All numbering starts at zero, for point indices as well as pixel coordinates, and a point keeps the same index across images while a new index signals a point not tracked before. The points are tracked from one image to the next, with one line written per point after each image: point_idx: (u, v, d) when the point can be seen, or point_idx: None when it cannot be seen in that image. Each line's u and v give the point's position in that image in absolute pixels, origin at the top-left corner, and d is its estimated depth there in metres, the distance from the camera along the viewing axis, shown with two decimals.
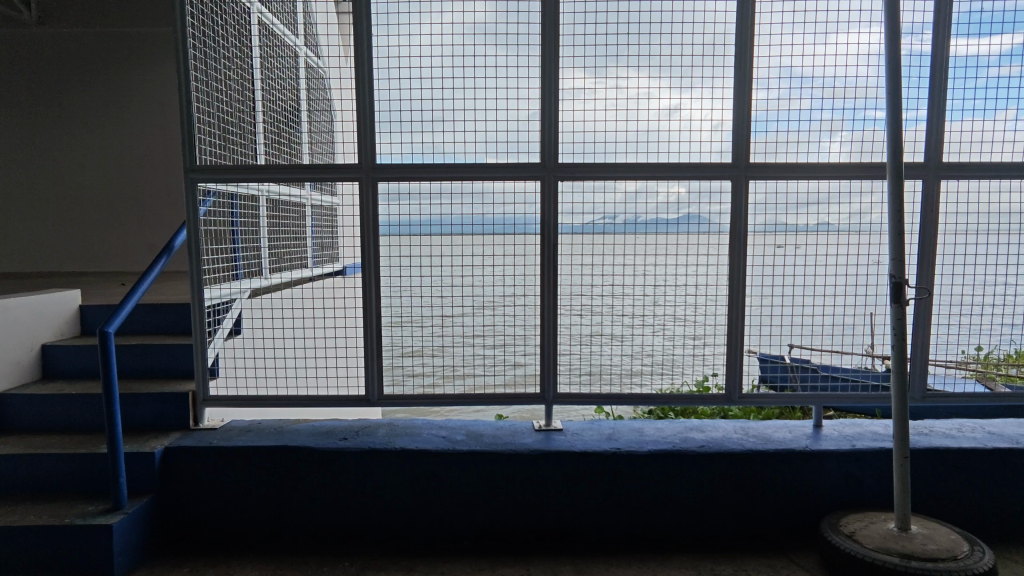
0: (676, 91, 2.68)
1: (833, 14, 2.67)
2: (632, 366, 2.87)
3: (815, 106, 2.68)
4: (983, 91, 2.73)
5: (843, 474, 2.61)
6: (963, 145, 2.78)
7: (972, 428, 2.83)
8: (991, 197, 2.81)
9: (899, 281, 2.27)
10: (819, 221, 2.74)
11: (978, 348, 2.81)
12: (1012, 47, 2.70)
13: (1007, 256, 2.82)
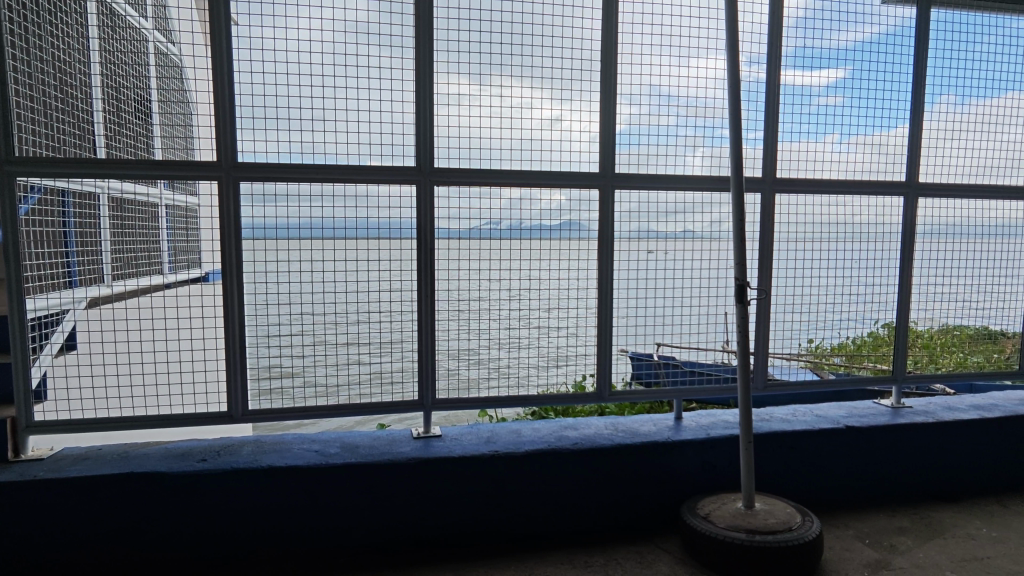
0: (557, 103, 2.80)
1: (688, 38, 2.91)
2: (510, 370, 2.92)
3: (679, 123, 2.91)
4: (811, 117, 3.14)
5: (699, 462, 2.84)
6: (795, 163, 3.18)
7: (804, 413, 3.21)
8: (818, 210, 3.22)
9: (743, 284, 2.53)
10: (684, 229, 2.98)
11: (811, 342, 3.20)
12: (832, 81, 3.12)
13: (835, 260, 3.22)
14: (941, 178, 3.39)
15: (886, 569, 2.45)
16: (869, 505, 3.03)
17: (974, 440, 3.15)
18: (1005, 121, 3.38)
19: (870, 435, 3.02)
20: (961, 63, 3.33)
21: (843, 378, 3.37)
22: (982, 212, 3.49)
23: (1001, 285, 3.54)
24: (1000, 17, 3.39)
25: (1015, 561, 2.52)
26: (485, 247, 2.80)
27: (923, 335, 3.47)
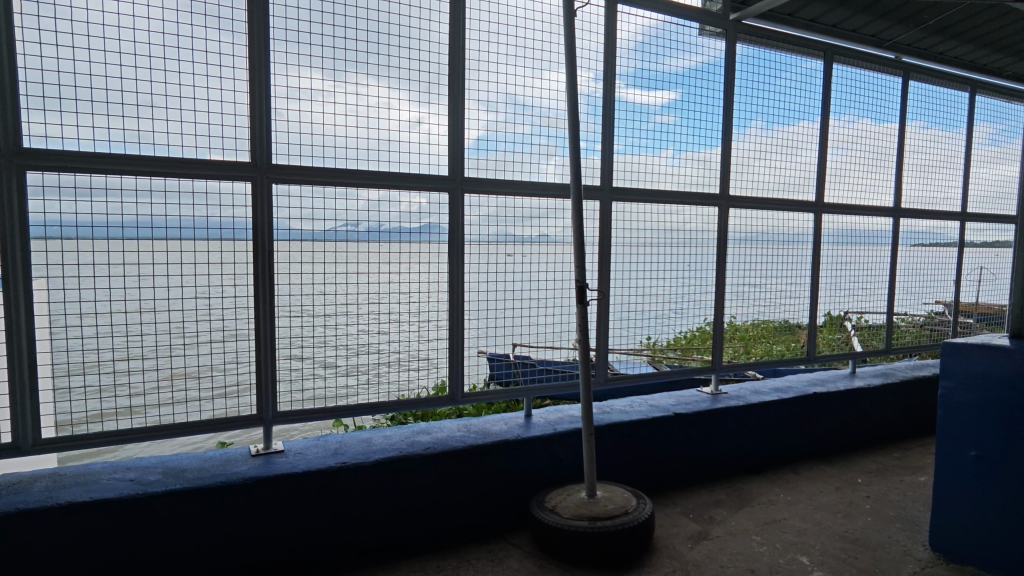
0: (417, 105, 2.79)
1: (535, 52, 3.04)
2: (359, 378, 2.77)
3: (534, 131, 3.05)
4: (653, 134, 3.46)
5: (547, 456, 2.97)
6: (638, 175, 3.47)
7: (640, 404, 3.50)
8: (656, 218, 3.54)
9: (582, 285, 2.67)
10: (540, 233, 3.10)
11: (649, 338, 3.53)
12: (666, 102, 3.47)
13: (661, 264, 3.55)
14: (746, 191, 3.88)
15: (706, 539, 2.75)
16: (694, 483, 3.38)
17: (774, 418, 3.65)
18: (795, 146, 4.05)
19: (694, 420, 3.37)
20: (761, 93, 3.84)
21: (675, 369, 3.77)
22: (778, 223, 4.05)
23: (795, 284, 4.14)
24: (791, 56, 3.96)
25: (804, 519, 2.96)
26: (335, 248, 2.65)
27: (739, 328, 3.95)
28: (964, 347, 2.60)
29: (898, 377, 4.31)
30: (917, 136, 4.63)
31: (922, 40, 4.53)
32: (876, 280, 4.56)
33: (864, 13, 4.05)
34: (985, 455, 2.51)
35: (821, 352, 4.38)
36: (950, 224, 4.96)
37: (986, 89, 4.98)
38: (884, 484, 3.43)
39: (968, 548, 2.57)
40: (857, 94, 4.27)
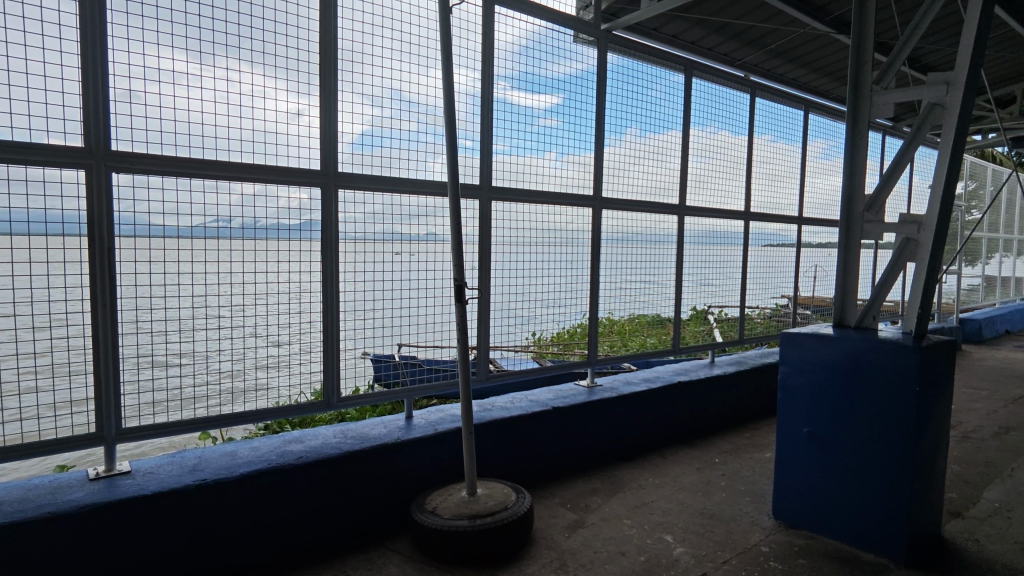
0: (298, 96, 2.69)
1: (419, 48, 2.99)
2: (223, 386, 2.55)
3: (420, 129, 3.03)
4: (538, 136, 3.56)
5: (428, 457, 2.94)
6: (525, 176, 3.55)
7: (520, 399, 3.57)
8: (539, 219, 3.64)
9: (460, 284, 2.65)
10: (429, 231, 3.07)
11: (535, 334, 3.65)
12: (548, 105, 3.57)
13: (539, 263, 3.64)
14: (618, 194, 4.08)
15: (582, 526, 2.86)
16: (571, 473, 3.51)
17: (644, 407, 3.90)
18: (662, 153, 4.35)
19: (572, 413, 3.50)
20: (633, 102, 4.07)
21: (559, 363, 3.82)
22: (647, 223, 4.29)
23: (662, 281, 4.45)
24: (659, 69, 4.23)
25: (669, 500, 3.18)
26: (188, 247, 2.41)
27: (618, 322, 4.17)
28: (798, 336, 2.95)
29: (749, 365, 4.78)
30: (763, 148, 5.16)
31: (765, 61, 5.08)
32: (732, 277, 5.02)
33: (717, 34, 4.48)
34: (815, 430, 2.86)
35: (686, 343, 4.73)
36: (791, 227, 5.58)
37: (818, 109, 5.66)
38: (737, 461, 3.79)
39: (802, 514, 2.91)
40: (715, 107, 4.67)
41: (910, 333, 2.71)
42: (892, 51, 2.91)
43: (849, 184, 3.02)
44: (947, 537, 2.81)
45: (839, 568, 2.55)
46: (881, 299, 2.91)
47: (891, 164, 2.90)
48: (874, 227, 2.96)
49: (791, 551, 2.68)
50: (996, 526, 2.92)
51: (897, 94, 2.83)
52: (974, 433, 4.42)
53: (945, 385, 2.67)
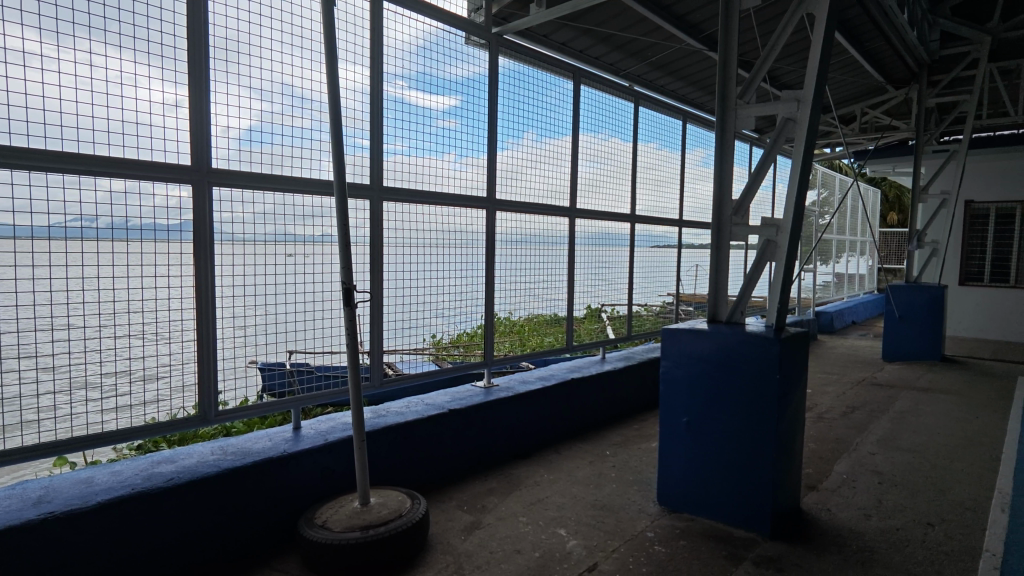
0: (170, 85, 2.47)
1: (307, 40, 2.84)
2: (78, 403, 2.28)
3: (314, 127, 2.89)
4: (437, 138, 3.56)
5: (318, 468, 2.81)
6: (421, 177, 3.51)
7: (416, 404, 3.51)
8: (433, 220, 3.60)
9: (349, 287, 2.54)
10: (324, 233, 2.96)
11: (435, 336, 3.61)
12: (446, 107, 3.57)
13: (433, 264, 3.58)
14: (511, 196, 4.11)
15: (479, 528, 2.87)
16: (468, 475, 3.50)
17: (538, 405, 3.99)
18: (555, 157, 4.46)
19: (468, 415, 3.51)
20: (525, 107, 4.15)
21: (459, 365, 3.81)
22: (538, 224, 4.37)
23: (556, 281, 4.58)
24: (551, 77, 4.34)
25: (563, 494, 3.27)
26: (29, 249, 2.12)
27: (517, 322, 4.26)
28: (677, 332, 3.14)
29: (636, 360, 5.04)
30: (647, 155, 5.46)
31: (647, 73, 5.37)
32: (620, 277, 5.26)
33: (603, 44, 4.65)
34: (693, 419, 3.07)
35: (581, 340, 4.90)
36: (674, 229, 5.94)
37: (695, 119, 6.09)
38: (626, 453, 3.98)
39: (684, 498, 3.11)
40: (602, 115, 4.88)
41: (771, 325, 3.00)
42: (753, 67, 3.17)
43: (719, 189, 3.27)
44: (804, 508, 3.13)
45: (715, 545, 2.75)
46: (748, 295, 3.17)
47: (754, 171, 3.17)
48: (740, 228, 3.22)
49: (674, 534, 2.86)
50: (844, 495, 3.29)
51: (758, 108, 3.10)
52: (826, 413, 4.97)
53: (801, 372, 2.97)
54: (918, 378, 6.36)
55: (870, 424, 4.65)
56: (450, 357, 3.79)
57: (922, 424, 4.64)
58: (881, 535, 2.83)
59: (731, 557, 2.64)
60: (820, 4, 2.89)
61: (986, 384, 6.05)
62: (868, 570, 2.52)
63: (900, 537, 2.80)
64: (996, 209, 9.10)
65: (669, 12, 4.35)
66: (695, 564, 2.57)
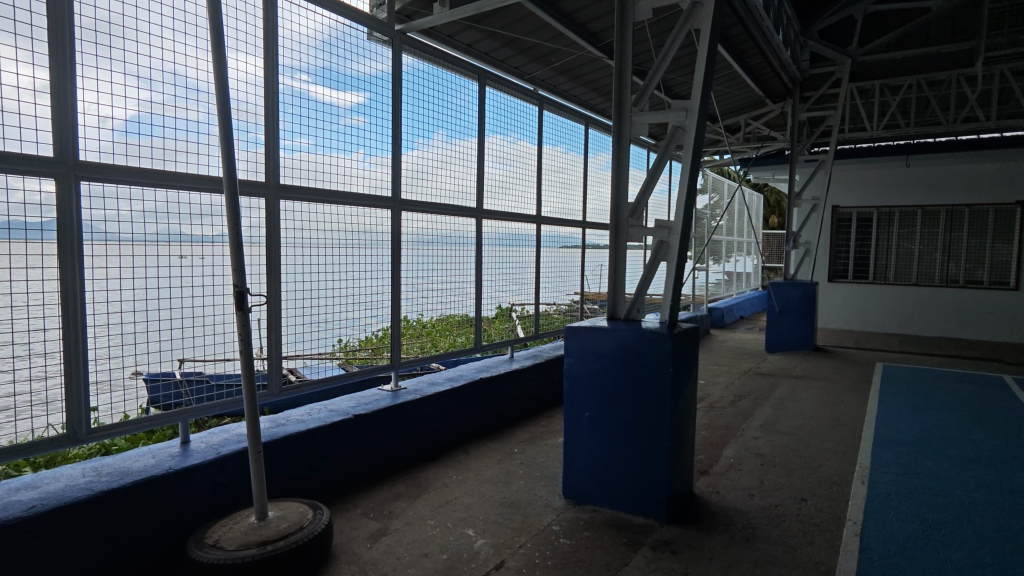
0: (26, 66, 2.19)
1: (194, 27, 2.67)
2: None
3: (206, 120, 2.73)
4: (342, 135, 3.45)
5: (209, 484, 2.63)
6: (326, 176, 3.38)
7: (318, 411, 3.38)
8: (336, 219, 3.47)
9: (242, 290, 2.39)
10: (217, 233, 2.80)
11: (343, 340, 3.50)
12: (351, 104, 3.47)
13: (336, 264, 3.44)
14: (415, 197, 4.03)
15: (385, 534, 2.81)
16: (374, 481, 3.42)
17: (445, 406, 3.97)
18: (463, 158, 4.46)
19: (373, 419, 3.45)
20: (430, 106, 4.11)
21: (366, 369, 3.71)
22: (444, 226, 4.33)
23: (465, 282, 4.57)
24: (455, 77, 4.32)
25: (471, 494, 3.28)
26: None
27: (427, 323, 4.19)
28: (579, 330, 3.24)
29: (543, 359, 5.14)
30: (552, 158, 5.59)
31: (551, 78, 5.48)
32: (527, 276, 5.33)
33: (508, 47, 4.71)
34: (595, 414, 3.18)
35: (491, 340, 4.93)
36: (578, 230, 6.11)
37: (597, 125, 6.31)
38: (534, 449, 4.05)
39: (587, 491, 3.21)
40: (508, 117, 4.94)
41: (666, 322, 3.15)
42: (645, 76, 3.34)
43: (616, 192, 3.41)
44: (697, 492, 3.34)
45: (616, 534, 2.87)
46: (643, 293, 3.34)
47: (647, 176, 3.34)
48: (636, 230, 3.38)
49: (578, 526, 2.95)
50: (731, 477, 3.55)
51: (651, 115, 3.27)
52: (717, 403, 5.32)
53: (692, 365, 3.17)
54: (795, 367, 6.99)
55: (754, 410, 5.05)
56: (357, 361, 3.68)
57: (798, 409, 5.10)
58: (762, 512, 3.09)
59: (631, 543, 2.77)
60: (705, 20, 3.09)
61: (850, 371, 6.76)
62: (751, 545, 2.74)
63: (779, 513, 3.07)
64: (856, 214, 10.22)
65: (570, 20, 4.48)
66: (597, 553, 2.67)
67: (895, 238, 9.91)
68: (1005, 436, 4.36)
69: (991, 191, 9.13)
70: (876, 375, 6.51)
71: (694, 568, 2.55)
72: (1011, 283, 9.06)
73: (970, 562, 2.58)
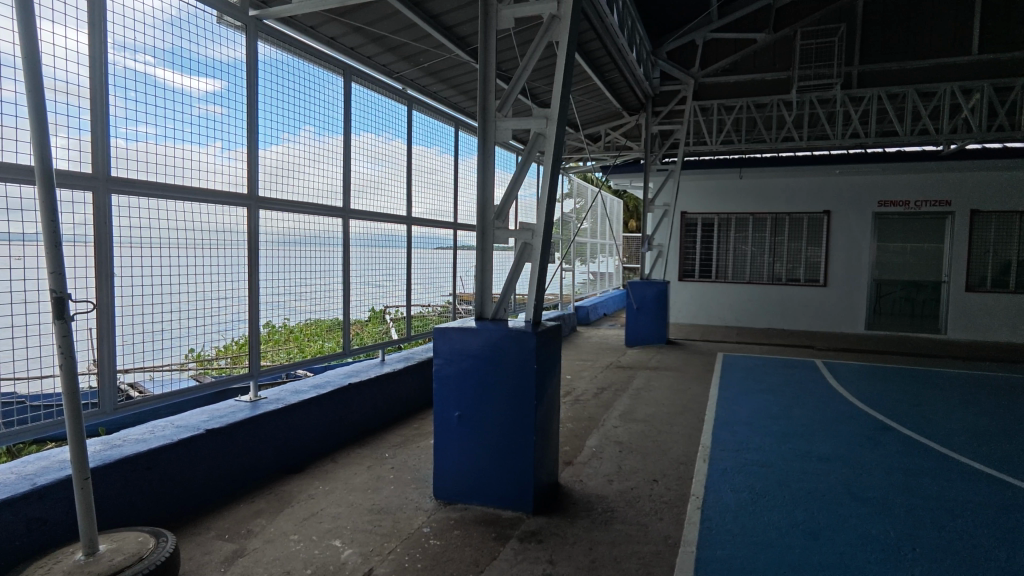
0: None
1: None
2: None
3: (21, 100, 2.38)
4: (194, 124, 3.17)
5: (23, 520, 2.29)
6: (174, 168, 3.08)
7: (163, 428, 3.07)
8: (185, 217, 3.17)
9: (61, 296, 2.08)
10: (35, 231, 2.45)
11: (194, 348, 3.22)
12: (204, 91, 3.21)
13: (185, 265, 3.13)
14: (275, 195, 3.77)
15: (241, 555, 2.62)
16: (230, 499, 3.17)
17: (309, 414, 3.79)
18: (331, 156, 4.29)
19: (227, 434, 3.19)
20: (292, 101, 3.90)
21: (223, 379, 3.43)
22: (310, 225, 4.12)
23: (335, 285, 4.38)
24: (318, 70, 4.13)
25: (338, 504, 3.16)
26: None
27: (294, 328, 3.99)
28: (446, 330, 3.25)
29: (416, 361, 5.10)
30: (424, 158, 5.54)
31: (421, 78, 5.43)
32: (401, 277, 5.24)
33: (374, 44, 4.57)
34: (464, 413, 3.22)
35: (363, 342, 4.77)
36: (450, 231, 6.09)
37: (466, 127, 6.36)
38: (405, 453, 4.00)
39: (457, 491, 3.23)
40: (377, 116, 4.82)
41: (530, 321, 3.27)
42: (510, 81, 3.44)
43: (482, 195, 3.47)
44: (562, 483, 3.50)
45: (485, 529, 2.93)
46: (509, 294, 3.43)
47: (512, 177, 3.44)
48: (502, 232, 3.47)
49: (448, 526, 2.96)
50: (593, 466, 3.77)
51: (514, 120, 3.38)
52: (582, 395, 5.62)
53: (555, 361, 3.32)
54: (650, 360, 7.58)
55: (615, 401, 5.40)
56: (215, 371, 3.40)
57: (652, 398, 5.55)
58: (620, 495, 3.32)
59: (500, 537, 2.84)
60: (561, 31, 3.26)
61: (696, 361, 7.48)
62: (609, 527, 2.93)
63: (634, 495, 3.32)
64: (700, 220, 11.37)
65: (438, 21, 4.49)
66: (467, 551, 2.70)
67: (732, 242, 11.14)
68: (817, 412, 5.07)
69: (806, 202, 10.59)
70: (717, 364, 7.26)
71: (559, 554, 2.67)
72: (821, 280, 10.56)
73: (786, 522, 2.98)
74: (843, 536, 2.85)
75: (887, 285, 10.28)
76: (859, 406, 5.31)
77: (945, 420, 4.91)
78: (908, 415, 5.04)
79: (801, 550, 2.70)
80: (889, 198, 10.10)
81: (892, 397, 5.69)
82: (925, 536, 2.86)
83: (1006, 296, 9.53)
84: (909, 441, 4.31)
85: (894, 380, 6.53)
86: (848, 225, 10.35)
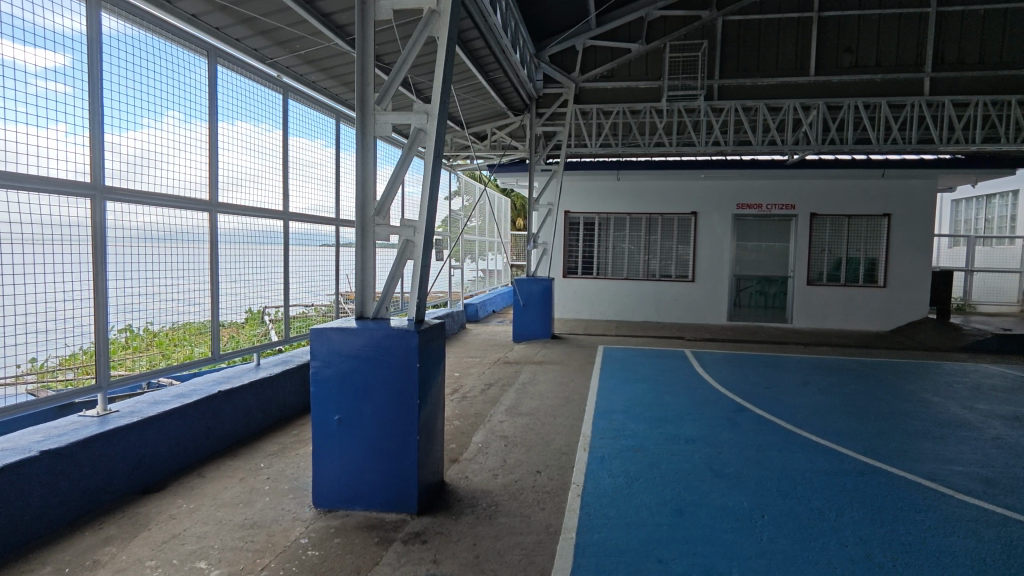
0: None
1: None
2: None
3: None
4: (30, 102, 2.76)
5: None
6: (6, 152, 2.66)
7: None
8: (16, 208, 2.74)
9: None
10: None
11: (32, 359, 2.81)
12: (36, 66, 2.80)
13: (19, 264, 2.72)
14: (129, 184, 3.38)
15: None
16: (71, 529, 2.81)
17: (171, 426, 3.47)
18: (197, 144, 3.94)
19: (69, 454, 2.83)
20: (148, 82, 3.52)
21: (67, 393, 3.04)
22: (173, 220, 3.75)
23: (204, 284, 4.03)
24: (177, 50, 3.76)
25: (204, 522, 2.92)
26: None
27: (156, 332, 3.63)
28: (324, 331, 3.10)
29: (294, 364, 4.83)
30: (303, 151, 5.25)
31: (297, 66, 5.13)
32: (280, 276, 4.93)
33: (243, 26, 4.25)
34: (344, 417, 3.10)
35: (238, 346, 4.45)
36: (333, 228, 5.84)
37: (347, 120, 6.12)
38: (281, 462, 3.78)
39: (337, 497, 3.11)
40: (248, 103, 4.49)
41: (414, 319, 3.23)
42: (389, 73, 3.35)
43: (362, 190, 3.36)
44: (447, 481, 3.49)
45: (367, 535, 2.84)
46: (391, 292, 3.36)
47: (393, 173, 3.36)
48: (383, 229, 3.38)
49: (328, 535, 2.84)
50: (478, 462, 3.80)
51: (394, 114, 3.30)
52: (469, 392, 5.64)
53: (439, 359, 3.30)
54: (536, 354, 7.79)
55: (500, 397, 5.48)
56: (57, 384, 3.00)
57: (537, 391, 5.71)
58: (504, 489, 3.37)
59: (383, 542, 2.77)
60: (442, 26, 3.23)
61: (578, 354, 7.80)
62: (494, 521, 2.97)
63: (518, 487, 3.39)
64: (582, 219, 11.87)
65: (313, 7, 4.28)
66: (347, 559, 2.60)
67: (612, 241, 11.75)
68: (685, 398, 5.48)
69: (676, 203, 11.43)
70: (598, 356, 7.62)
71: (443, 553, 2.66)
72: (689, 276, 11.45)
73: (658, 502, 3.19)
74: (706, 510, 3.11)
75: (744, 280, 11.35)
76: (722, 391, 5.81)
77: (792, 400, 5.51)
78: (762, 397, 5.59)
79: (669, 527, 2.91)
80: (746, 201, 11.15)
81: (749, 381, 6.29)
82: (775, 505, 3.20)
83: (838, 289, 10.92)
84: (761, 420, 4.80)
85: (751, 365, 7.22)
86: (712, 226, 11.31)
